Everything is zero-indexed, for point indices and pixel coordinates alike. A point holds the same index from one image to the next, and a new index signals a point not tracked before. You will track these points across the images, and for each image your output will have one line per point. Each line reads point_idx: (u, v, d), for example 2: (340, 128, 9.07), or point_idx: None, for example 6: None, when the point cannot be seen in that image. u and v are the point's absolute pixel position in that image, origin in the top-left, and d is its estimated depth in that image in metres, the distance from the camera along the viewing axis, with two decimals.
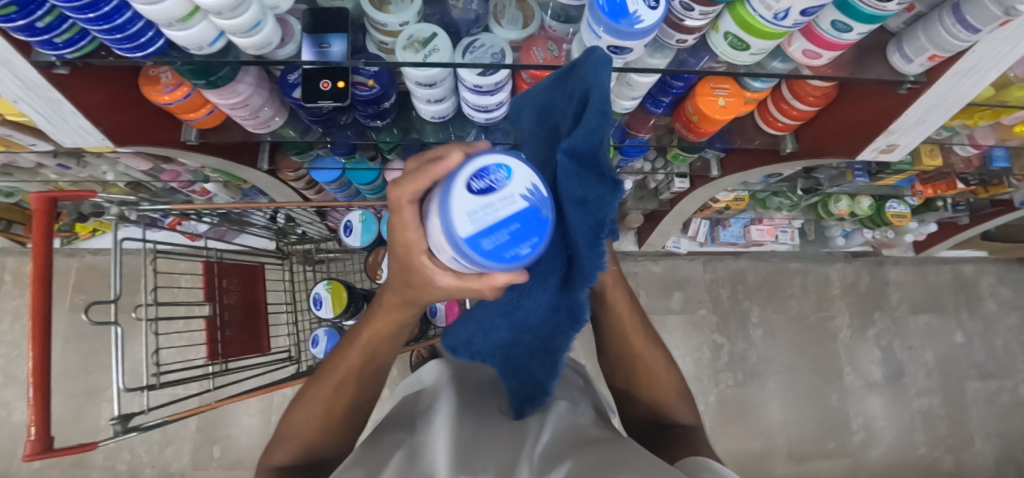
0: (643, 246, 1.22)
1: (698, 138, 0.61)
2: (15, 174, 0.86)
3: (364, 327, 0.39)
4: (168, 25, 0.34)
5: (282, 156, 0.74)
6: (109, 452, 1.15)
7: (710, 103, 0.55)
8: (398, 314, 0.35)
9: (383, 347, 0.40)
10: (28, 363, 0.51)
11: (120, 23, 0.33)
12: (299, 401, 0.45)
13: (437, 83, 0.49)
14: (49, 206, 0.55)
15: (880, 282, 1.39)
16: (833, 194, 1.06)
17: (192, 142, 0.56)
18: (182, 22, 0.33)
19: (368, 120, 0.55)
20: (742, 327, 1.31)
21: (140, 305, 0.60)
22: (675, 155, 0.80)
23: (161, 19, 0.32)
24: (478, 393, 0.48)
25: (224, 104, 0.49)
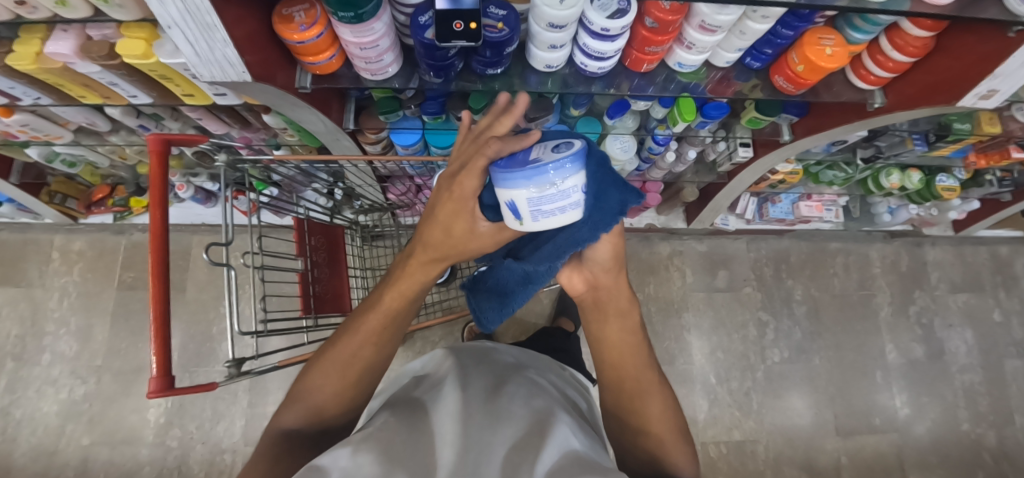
0: (692, 224, 1.26)
1: (798, 89, 0.62)
2: (85, 140, 0.86)
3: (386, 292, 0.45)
4: None
5: (367, 117, 0.75)
6: (159, 429, 1.14)
7: (818, 51, 0.56)
8: (422, 274, 0.43)
9: (404, 310, 0.45)
10: (148, 302, 0.50)
11: None
12: (313, 369, 0.45)
13: (567, 26, 0.50)
14: (163, 148, 0.55)
15: (919, 262, 1.43)
16: (884, 168, 1.08)
17: (305, 89, 0.58)
18: None
19: (484, 67, 0.56)
20: (786, 305, 1.34)
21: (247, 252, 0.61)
22: (750, 119, 0.81)
23: None
24: (487, 381, 0.48)
25: (355, 44, 0.50)
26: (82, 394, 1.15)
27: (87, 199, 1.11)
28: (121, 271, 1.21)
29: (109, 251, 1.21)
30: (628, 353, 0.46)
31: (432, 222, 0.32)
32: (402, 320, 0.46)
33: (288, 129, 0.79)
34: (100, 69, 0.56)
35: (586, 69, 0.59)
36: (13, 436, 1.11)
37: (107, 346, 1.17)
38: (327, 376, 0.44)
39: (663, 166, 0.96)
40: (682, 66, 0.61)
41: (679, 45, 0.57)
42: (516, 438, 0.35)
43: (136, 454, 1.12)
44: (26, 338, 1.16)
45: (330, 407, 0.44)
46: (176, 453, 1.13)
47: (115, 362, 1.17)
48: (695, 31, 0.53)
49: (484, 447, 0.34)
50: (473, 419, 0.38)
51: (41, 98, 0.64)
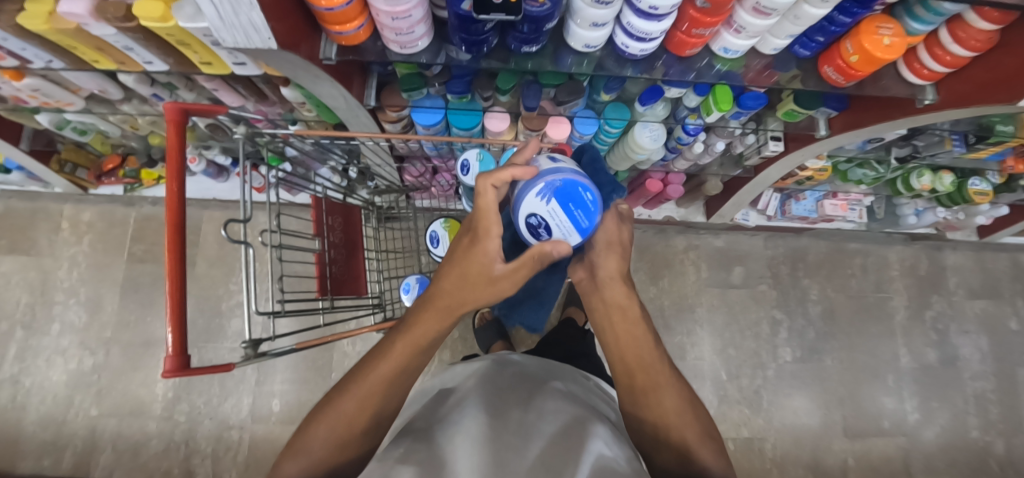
0: (711, 218, 1.23)
1: (849, 80, 0.58)
2: (96, 108, 0.83)
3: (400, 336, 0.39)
4: None
5: (389, 94, 0.72)
6: (168, 403, 1.15)
7: (876, 41, 0.52)
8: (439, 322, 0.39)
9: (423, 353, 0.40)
10: (166, 278, 0.49)
11: None
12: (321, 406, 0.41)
13: (613, 2, 0.46)
14: (181, 118, 0.53)
15: (938, 266, 1.40)
16: (915, 169, 1.05)
17: (331, 61, 0.55)
18: None
19: (518, 44, 0.53)
20: (802, 304, 1.32)
21: (265, 230, 0.58)
22: (787, 112, 0.78)
23: None
24: (510, 393, 0.44)
25: (387, 13, 0.46)
26: (91, 365, 1.15)
27: (96, 169, 1.09)
28: (131, 243, 1.20)
29: (118, 223, 1.20)
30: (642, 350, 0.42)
31: (460, 263, 0.37)
32: (419, 363, 0.41)
33: (306, 104, 0.76)
34: (115, 32, 0.53)
35: (626, 50, 0.55)
36: (23, 405, 1.12)
37: (117, 319, 1.17)
38: (330, 426, 0.38)
39: (689, 156, 0.93)
40: (727, 52, 0.57)
41: (727, 28, 0.54)
42: (543, 457, 0.31)
43: (145, 427, 1.13)
44: (36, 307, 1.16)
45: (335, 461, 0.40)
46: (183, 428, 1.14)
47: (124, 334, 1.16)
48: (748, 13, 0.50)
49: (506, 465, 0.30)
50: (503, 438, 0.34)
51: (53, 61, 0.62)
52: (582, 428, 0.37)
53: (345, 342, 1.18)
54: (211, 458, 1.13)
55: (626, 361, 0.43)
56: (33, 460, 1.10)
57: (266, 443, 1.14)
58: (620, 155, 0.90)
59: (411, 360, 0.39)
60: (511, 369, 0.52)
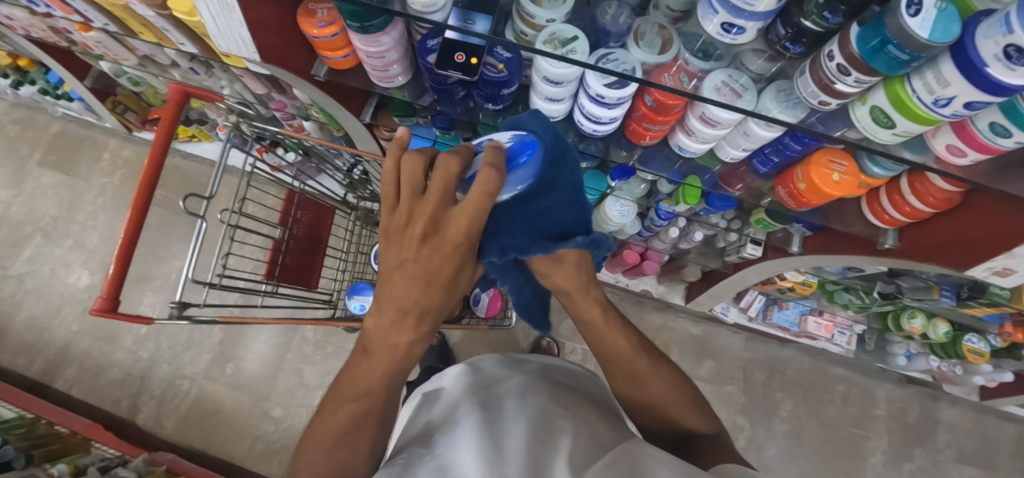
0: (689, 303, 1.19)
1: (800, 206, 0.58)
2: (149, 67, 0.95)
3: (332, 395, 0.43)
4: None
5: (384, 114, 0.79)
6: (138, 338, 1.22)
7: (824, 175, 0.53)
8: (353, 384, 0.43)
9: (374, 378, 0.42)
10: (125, 221, 0.56)
11: None
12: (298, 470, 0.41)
13: (564, 83, 0.51)
14: (182, 98, 0.60)
15: (932, 418, 1.27)
16: (907, 308, 0.99)
17: (320, 78, 0.61)
18: None
19: (482, 100, 0.57)
20: (768, 417, 1.23)
21: (227, 209, 0.64)
22: (759, 219, 0.78)
23: None
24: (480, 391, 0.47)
25: (364, 51, 0.52)
26: (86, 284, 1.25)
27: (143, 115, 1.22)
28: (152, 186, 1.30)
29: (149, 166, 1.32)
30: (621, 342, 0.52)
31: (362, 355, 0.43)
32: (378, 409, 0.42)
33: (315, 106, 0.85)
34: (154, 14, 0.62)
35: (584, 128, 0.58)
36: (19, 303, 1.23)
37: (121, 249, 1.27)
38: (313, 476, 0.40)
39: (665, 239, 0.94)
40: (684, 151, 0.59)
41: (681, 130, 0.56)
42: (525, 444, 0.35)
43: (111, 354, 1.20)
44: (58, 221, 1.28)
45: None
46: (143, 365, 1.20)
47: (122, 264, 1.26)
48: (697, 121, 0.53)
49: (582, 465, 0.33)
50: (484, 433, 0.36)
51: (110, 24, 0.73)
52: (606, 442, 0.39)
53: (307, 328, 1.21)
54: (158, 401, 1.18)
55: (623, 368, 0.51)
56: (11, 354, 1.20)
57: (209, 401, 1.18)
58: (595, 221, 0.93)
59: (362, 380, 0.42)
60: (554, 380, 0.51)
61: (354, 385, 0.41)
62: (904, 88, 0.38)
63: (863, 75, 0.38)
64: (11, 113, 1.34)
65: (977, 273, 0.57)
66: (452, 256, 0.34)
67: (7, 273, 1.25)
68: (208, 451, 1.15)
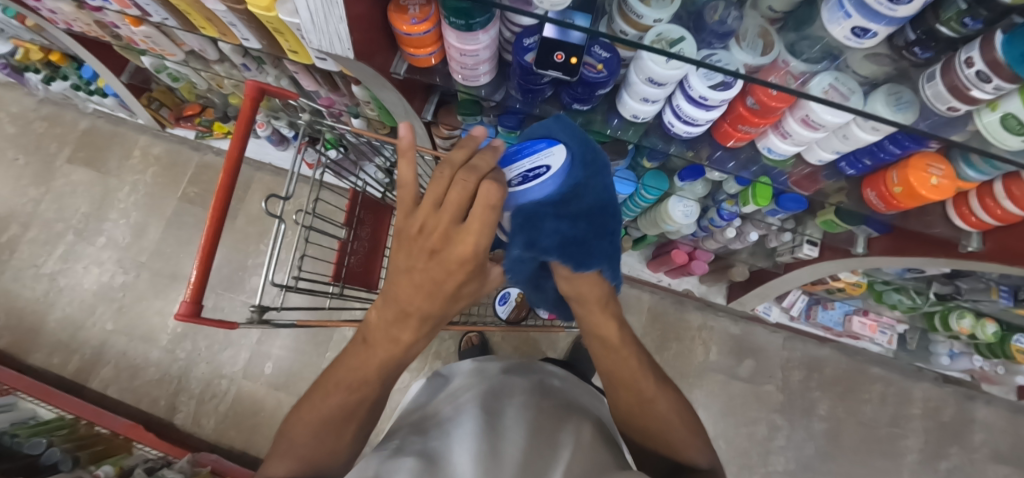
0: (731, 303, 1.20)
1: (891, 209, 0.57)
2: (194, 62, 0.93)
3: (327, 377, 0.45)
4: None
5: (446, 112, 0.77)
6: (174, 337, 1.20)
7: (923, 178, 0.52)
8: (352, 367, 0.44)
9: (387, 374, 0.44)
10: (206, 218, 0.53)
11: None
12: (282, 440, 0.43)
13: (666, 84, 0.50)
14: (258, 95, 0.59)
15: (968, 417, 1.27)
16: (955, 308, 0.99)
17: (399, 75, 0.60)
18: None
19: (570, 100, 0.56)
20: (806, 417, 1.23)
21: (301, 210, 0.62)
22: (826, 220, 0.77)
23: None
24: (487, 392, 0.50)
25: (458, 49, 0.51)
26: (120, 283, 1.23)
27: (177, 111, 1.20)
28: (184, 183, 1.28)
29: (182, 163, 1.30)
30: (633, 368, 0.48)
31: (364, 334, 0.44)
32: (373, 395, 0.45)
33: (371, 103, 0.83)
34: (225, 9, 0.60)
35: (672, 129, 0.57)
36: (52, 301, 1.21)
37: (155, 247, 1.25)
38: (297, 452, 0.42)
39: (719, 239, 0.93)
40: (772, 153, 0.58)
41: (774, 131, 0.55)
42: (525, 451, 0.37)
43: (147, 353, 1.19)
44: (90, 218, 1.27)
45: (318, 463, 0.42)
46: (180, 364, 1.19)
47: (156, 263, 1.24)
48: (797, 123, 0.52)
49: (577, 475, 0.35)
50: (485, 435, 0.39)
51: (169, 19, 0.71)
52: (595, 449, 0.41)
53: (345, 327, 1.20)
54: (196, 400, 1.17)
55: (629, 382, 0.48)
56: (45, 354, 1.18)
57: (249, 400, 1.17)
58: (651, 221, 0.93)
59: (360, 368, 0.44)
60: (555, 395, 0.54)
61: (353, 372, 0.44)
62: None
63: (1006, 82, 0.38)
64: (39, 109, 1.32)
65: None
66: (458, 271, 0.36)
67: (40, 272, 1.23)
68: (248, 451, 1.14)
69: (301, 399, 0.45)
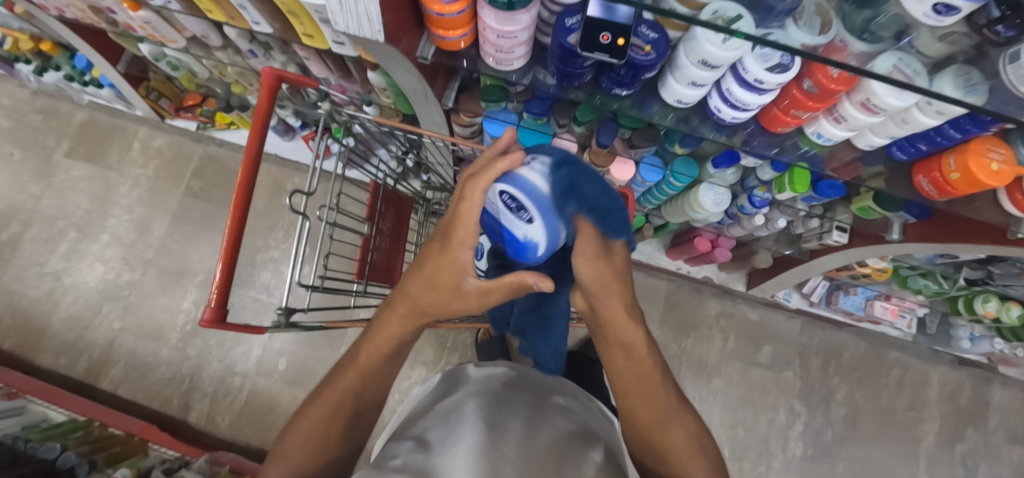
0: (751, 290, 1.19)
1: (945, 196, 0.55)
2: (196, 49, 0.88)
3: (345, 368, 0.44)
4: None
5: (467, 99, 0.73)
6: (184, 335, 1.18)
7: (983, 164, 0.50)
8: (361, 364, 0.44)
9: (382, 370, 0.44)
10: (228, 215, 0.50)
11: None
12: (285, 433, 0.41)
13: (720, 67, 0.47)
14: (275, 83, 0.55)
15: (983, 400, 1.28)
16: (980, 292, 0.97)
17: (426, 60, 0.57)
18: None
19: (611, 84, 0.53)
20: (825, 403, 1.22)
21: (323, 206, 0.59)
22: (862, 207, 0.74)
23: None
24: (496, 393, 0.48)
25: (494, 31, 0.47)
26: (126, 280, 1.20)
27: (177, 102, 1.15)
28: (187, 177, 1.24)
29: (183, 156, 1.25)
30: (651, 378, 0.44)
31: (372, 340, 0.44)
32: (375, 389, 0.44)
33: (387, 91, 0.79)
34: None
35: (717, 114, 0.54)
36: (57, 301, 1.18)
37: (160, 244, 1.21)
38: (296, 446, 0.40)
39: (746, 226, 0.91)
40: (821, 137, 0.56)
41: (827, 115, 0.52)
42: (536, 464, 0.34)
43: (157, 351, 1.17)
44: (91, 215, 1.22)
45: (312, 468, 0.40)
46: (192, 362, 1.16)
47: (162, 259, 1.21)
48: (854, 107, 0.49)
49: None
50: (491, 442, 0.35)
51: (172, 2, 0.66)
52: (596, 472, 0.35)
53: None
54: (210, 398, 1.15)
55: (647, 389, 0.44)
56: (53, 354, 1.16)
57: (263, 397, 1.15)
58: (678, 208, 0.90)
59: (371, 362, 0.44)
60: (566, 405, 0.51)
61: (368, 357, 0.44)
62: None
63: None
64: (32, 101, 1.27)
65: None
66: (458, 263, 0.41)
67: (42, 271, 1.19)
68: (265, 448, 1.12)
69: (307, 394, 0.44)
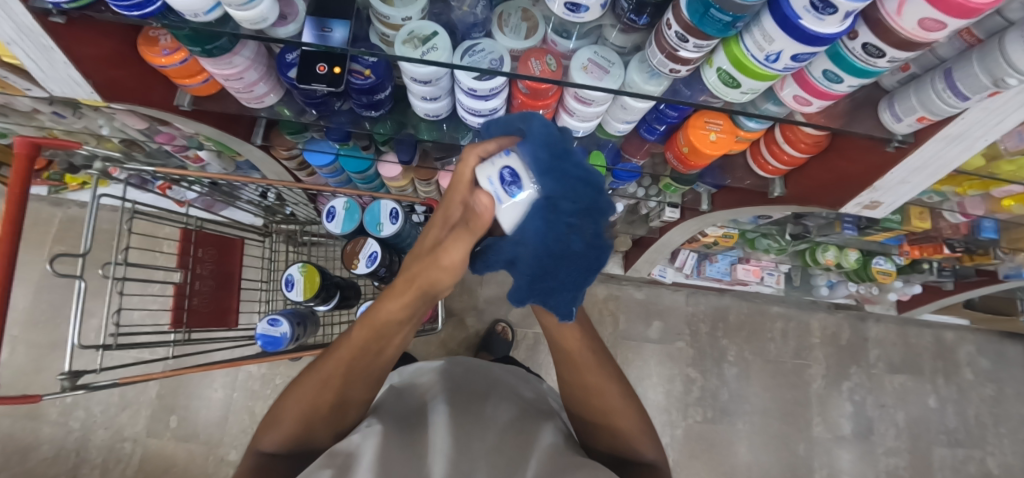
0: (630, 271, 1.24)
1: (689, 168, 0.61)
2: (10, 116, 0.85)
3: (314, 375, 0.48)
4: (194, 16, 0.38)
5: (277, 134, 0.74)
6: (65, 408, 1.12)
7: (701, 136, 0.55)
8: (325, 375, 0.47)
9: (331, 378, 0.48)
10: None
11: (149, 11, 0.39)
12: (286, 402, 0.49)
13: (433, 82, 0.50)
14: (32, 152, 0.55)
15: (861, 337, 1.39)
16: (820, 243, 1.05)
17: (185, 108, 0.57)
18: (207, 13, 0.38)
19: (362, 109, 0.55)
20: (717, 364, 1.31)
21: (109, 263, 0.59)
22: (667, 184, 0.80)
23: (187, 10, 0.37)
24: (467, 401, 0.58)
25: (218, 74, 0.49)
26: None
27: None
28: (49, 243, 1.19)
29: (41, 222, 1.20)
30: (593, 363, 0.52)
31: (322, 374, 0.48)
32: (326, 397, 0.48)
33: (203, 134, 0.79)
34: None
35: (469, 122, 0.58)
36: None
37: (27, 317, 1.16)
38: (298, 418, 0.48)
39: None
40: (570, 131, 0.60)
41: (563, 110, 0.56)
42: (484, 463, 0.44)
43: (36, 431, 1.10)
44: None
45: (304, 434, 0.49)
46: (77, 435, 1.11)
47: (31, 333, 1.15)
48: (573, 101, 0.53)
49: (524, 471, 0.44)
50: (456, 441, 0.47)
51: None
52: (533, 431, 0.52)
53: (251, 363, 1.16)
54: (101, 469, 1.10)
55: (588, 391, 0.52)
56: None
57: (158, 458, 1.11)
58: None
59: (324, 379, 0.48)
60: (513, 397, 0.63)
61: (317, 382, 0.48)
62: (740, 47, 0.40)
63: (699, 40, 0.38)
64: None
65: (852, 209, 0.63)
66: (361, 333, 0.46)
67: None
68: None
69: (297, 409, 0.48)
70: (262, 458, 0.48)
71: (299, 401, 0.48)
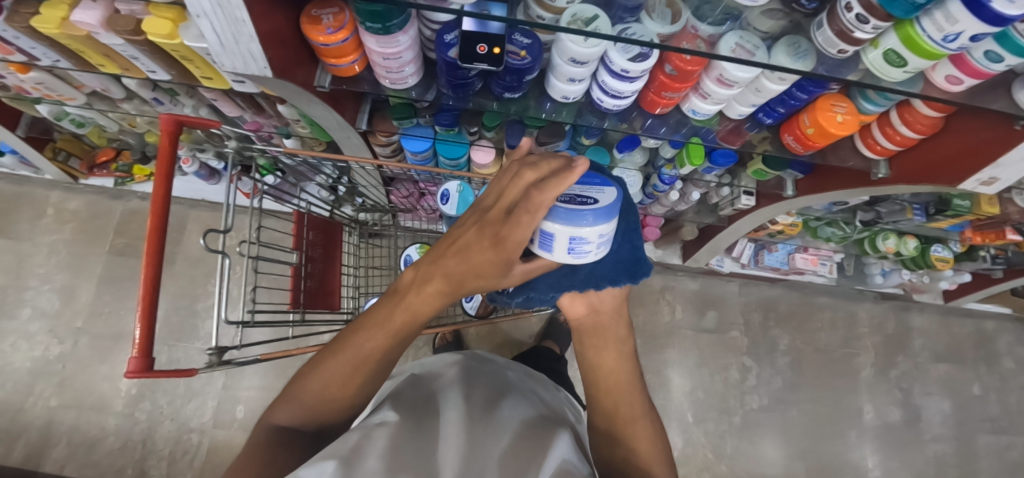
0: (688, 261, 1.27)
1: (807, 149, 0.63)
2: (98, 104, 0.86)
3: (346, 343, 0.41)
4: None
5: (380, 119, 0.75)
6: (131, 399, 1.12)
7: (829, 117, 0.57)
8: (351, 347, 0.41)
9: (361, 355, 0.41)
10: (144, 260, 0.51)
11: None
12: (311, 370, 0.43)
13: (588, 63, 0.52)
14: (176, 129, 0.56)
15: (905, 327, 1.42)
16: (881, 231, 1.08)
17: (324, 89, 0.58)
18: None
19: (502, 90, 0.57)
20: (770, 353, 1.34)
21: (244, 242, 0.60)
22: (756, 170, 0.82)
23: None
24: (488, 392, 0.51)
25: (379, 53, 0.50)
26: (57, 354, 1.12)
27: (89, 159, 1.11)
28: (112, 235, 1.19)
29: (103, 215, 1.20)
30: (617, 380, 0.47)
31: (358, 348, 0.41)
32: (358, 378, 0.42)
33: (301, 121, 0.80)
34: (123, 42, 0.56)
35: (602, 104, 0.60)
36: None
37: (91, 309, 1.15)
38: (323, 385, 0.42)
39: (665, 202, 0.98)
40: (696, 113, 0.62)
41: (696, 94, 0.59)
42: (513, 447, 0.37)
43: (102, 422, 1.09)
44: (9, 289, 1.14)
45: (325, 412, 0.43)
46: (143, 427, 1.10)
47: (95, 325, 1.15)
48: (713, 83, 0.55)
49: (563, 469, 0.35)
50: (475, 428, 0.39)
51: (60, 61, 0.65)
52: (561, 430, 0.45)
53: None
54: (168, 461, 1.09)
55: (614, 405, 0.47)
56: None
57: (225, 449, 1.10)
58: None
59: (359, 350, 0.41)
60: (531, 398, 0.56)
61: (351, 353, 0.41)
62: (916, 27, 0.42)
63: (881, 21, 0.41)
64: None
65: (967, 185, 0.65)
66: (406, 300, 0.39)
67: None
68: None
69: (323, 380, 0.42)
70: (275, 432, 0.41)
71: (326, 370, 0.42)
